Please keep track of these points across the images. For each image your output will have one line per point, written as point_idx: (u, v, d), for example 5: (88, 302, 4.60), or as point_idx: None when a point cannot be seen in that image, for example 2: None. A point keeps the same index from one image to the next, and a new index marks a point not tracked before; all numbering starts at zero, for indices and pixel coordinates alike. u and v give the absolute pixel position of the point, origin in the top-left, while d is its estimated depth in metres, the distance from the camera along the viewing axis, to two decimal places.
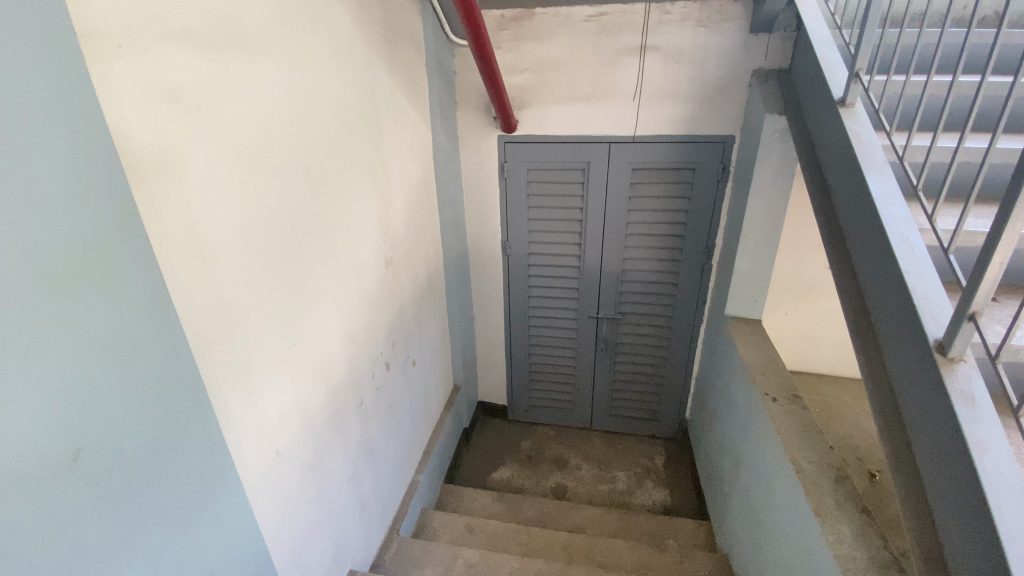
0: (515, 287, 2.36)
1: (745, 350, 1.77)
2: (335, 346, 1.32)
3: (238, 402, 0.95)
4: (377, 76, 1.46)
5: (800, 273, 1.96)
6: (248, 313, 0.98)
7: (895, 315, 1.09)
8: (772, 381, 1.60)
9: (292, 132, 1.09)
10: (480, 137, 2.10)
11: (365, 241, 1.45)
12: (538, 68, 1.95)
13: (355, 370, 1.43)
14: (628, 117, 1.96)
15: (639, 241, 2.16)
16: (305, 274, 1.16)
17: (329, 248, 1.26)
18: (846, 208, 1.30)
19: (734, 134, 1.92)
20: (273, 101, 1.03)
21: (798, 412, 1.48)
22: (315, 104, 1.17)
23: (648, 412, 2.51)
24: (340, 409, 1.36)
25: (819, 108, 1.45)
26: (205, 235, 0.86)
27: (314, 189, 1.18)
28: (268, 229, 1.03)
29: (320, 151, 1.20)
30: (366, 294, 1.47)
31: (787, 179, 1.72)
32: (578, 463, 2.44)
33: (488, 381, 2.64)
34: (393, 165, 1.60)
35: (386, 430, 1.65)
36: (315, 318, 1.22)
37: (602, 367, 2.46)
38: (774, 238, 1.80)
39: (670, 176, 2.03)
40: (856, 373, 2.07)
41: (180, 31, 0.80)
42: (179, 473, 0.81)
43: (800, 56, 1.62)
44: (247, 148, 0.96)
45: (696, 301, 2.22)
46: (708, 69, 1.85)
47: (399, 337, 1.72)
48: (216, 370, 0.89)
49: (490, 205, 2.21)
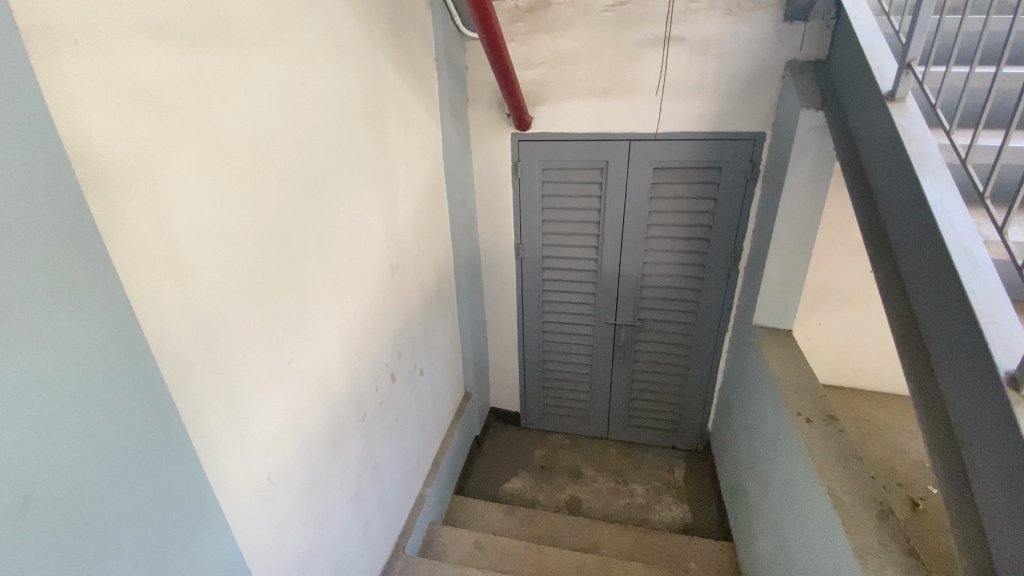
0: (530, 291, 2.26)
1: (775, 364, 1.64)
2: (336, 360, 1.24)
3: (224, 426, 0.88)
4: (381, 72, 1.37)
5: (836, 281, 1.82)
6: (237, 328, 0.91)
7: (955, 339, 0.96)
8: (806, 400, 1.47)
9: (286, 133, 1.01)
10: (492, 134, 2.00)
11: (368, 247, 1.36)
12: (554, 62, 1.84)
13: (357, 384, 1.35)
14: (650, 113, 1.84)
15: (661, 244, 2.04)
16: (298, 287, 1.08)
17: (328, 256, 1.18)
18: (894, 214, 1.17)
19: (766, 131, 1.79)
20: (265, 100, 0.95)
21: (835, 434, 1.36)
22: (314, 104, 1.09)
23: (667, 423, 2.39)
24: (341, 426, 1.28)
25: (864, 103, 1.32)
26: (184, 250, 0.78)
27: (311, 195, 1.10)
28: (258, 239, 0.95)
29: (317, 154, 1.11)
30: (370, 303, 1.39)
31: (825, 179, 1.59)
32: (594, 474, 2.34)
33: (500, 388, 2.55)
34: (399, 166, 1.51)
35: (392, 445, 1.58)
36: (312, 332, 1.14)
37: (619, 376, 2.35)
38: (807, 244, 1.67)
39: (694, 176, 1.91)
40: (894, 387, 1.93)
41: (155, 24, 0.72)
42: (151, 514, 0.73)
43: (842, 46, 1.48)
44: (235, 152, 0.88)
45: (721, 308, 2.09)
46: (737, 61, 1.72)
47: (405, 347, 1.63)
48: (196, 396, 0.82)
49: (503, 206, 2.11)
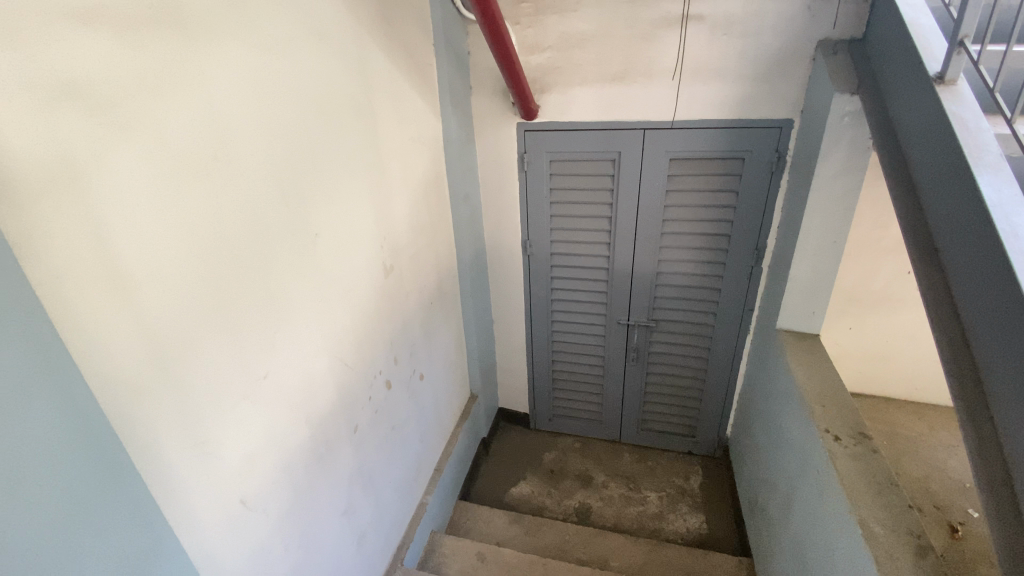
0: (538, 290, 2.16)
1: (800, 373, 1.51)
2: (321, 372, 1.16)
3: (185, 451, 0.81)
4: (370, 58, 1.26)
5: (870, 282, 1.67)
6: (200, 345, 0.83)
7: (1011, 361, 0.83)
8: (834, 415, 1.35)
9: (257, 130, 0.92)
10: (497, 124, 1.89)
11: (357, 250, 1.27)
12: (562, 45, 1.72)
13: (347, 395, 1.26)
14: (666, 100, 1.71)
15: (678, 240, 1.91)
16: (275, 296, 1.00)
17: (309, 261, 1.09)
18: (943, 213, 1.03)
19: (794, 118, 1.64)
20: (228, 93, 0.86)
21: (866, 455, 1.23)
22: (288, 97, 0.99)
23: (683, 427, 2.28)
24: (328, 440, 1.20)
25: (907, 86, 1.17)
26: (128, 266, 0.70)
27: (288, 196, 1.01)
28: (225, 246, 0.87)
29: (294, 151, 1.02)
30: (360, 309, 1.30)
31: (859, 171, 1.44)
32: (605, 480, 2.25)
33: (509, 388, 2.47)
34: (392, 160, 1.41)
35: (389, 454, 1.50)
36: (293, 343, 1.06)
37: (633, 378, 2.24)
38: (838, 241, 1.53)
39: (714, 167, 1.77)
40: (932, 397, 1.79)
41: (84, 9, 0.63)
42: (94, 560, 0.66)
43: (884, 22, 1.33)
44: (192, 152, 0.79)
45: (743, 309, 1.96)
46: (763, 41, 1.57)
47: (403, 352, 1.55)
48: (148, 424, 0.75)
49: (510, 199, 2.00)
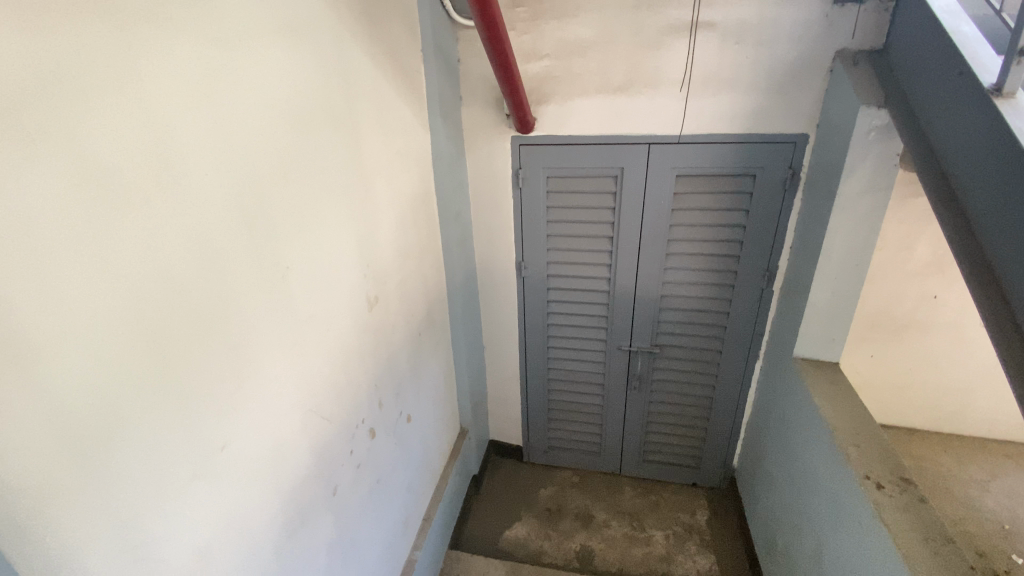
0: (533, 314, 2.01)
1: (827, 407, 1.39)
2: (293, 433, 0.97)
3: (108, 558, 0.62)
4: (351, 62, 1.10)
5: (894, 308, 1.63)
6: (135, 419, 0.65)
7: None
8: (872, 458, 1.23)
9: (212, 144, 0.74)
10: (489, 137, 1.74)
11: (338, 284, 1.09)
12: (561, 53, 1.58)
13: (326, 453, 1.08)
14: (673, 112, 1.59)
15: (683, 262, 1.79)
16: (239, 345, 0.82)
17: (280, 300, 0.91)
18: (1004, 237, 0.91)
19: (809, 133, 1.54)
20: (171, 99, 0.68)
21: (914, 505, 1.11)
22: (253, 107, 0.82)
23: (688, 458, 2.15)
24: (305, 510, 1.01)
25: (949, 99, 1.07)
26: (20, 327, 0.52)
27: (253, 224, 0.83)
28: (167, 290, 0.69)
29: (260, 170, 0.84)
30: (343, 352, 1.13)
31: (885, 191, 1.34)
32: (606, 518, 2.08)
33: (501, 419, 2.30)
34: (377, 177, 1.24)
35: (373, 512, 1.31)
36: (261, 400, 0.87)
37: (634, 407, 2.09)
38: (862, 266, 1.42)
39: (724, 185, 1.65)
40: (955, 428, 1.80)
41: None
42: None
43: (913, 31, 1.23)
44: (121, 171, 0.61)
45: (752, 333, 1.84)
46: (778, 52, 1.46)
47: (388, 395, 1.36)
48: (51, 536, 0.56)
49: (503, 217, 1.85)
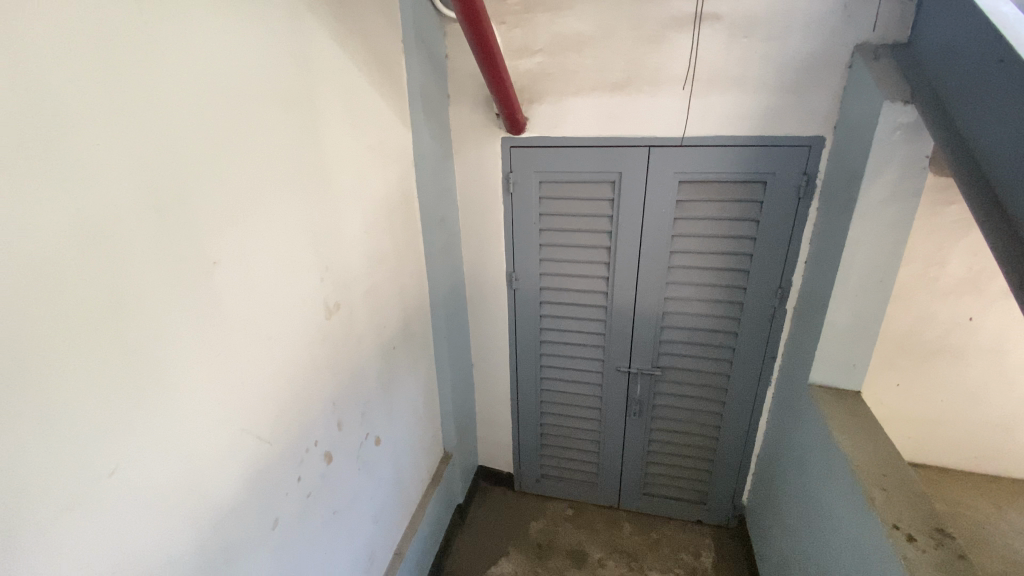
0: (525, 330, 1.87)
1: (847, 442, 1.22)
2: (217, 457, 0.83)
3: None
4: (311, 42, 1.00)
5: (922, 331, 1.47)
6: None
7: None
8: (902, 505, 1.05)
9: (113, 114, 0.63)
10: (479, 139, 1.63)
11: (287, 287, 0.98)
12: (554, 49, 1.48)
13: (263, 481, 0.94)
14: (676, 112, 1.46)
15: (687, 277, 1.64)
16: (139, 353, 0.69)
17: (203, 303, 0.79)
18: None
19: (826, 136, 1.40)
20: (56, 55, 0.56)
21: (953, 566, 0.93)
22: (176, 80, 0.71)
23: (692, 492, 1.96)
24: (231, 548, 0.87)
25: (989, 87, 0.93)
26: None
27: (165, 212, 0.71)
28: (33, 282, 0.56)
29: (180, 150, 0.73)
30: (290, 365, 1.00)
31: (913, 197, 1.19)
32: (601, 557, 1.90)
33: (491, 443, 2.14)
34: (341, 171, 1.13)
35: (329, 547, 1.17)
36: (171, 417, 0.74)
37: (634, 434, 1.92)
38: (886, 282, 1.27)
39: (731, 192, 1.51)
40: (994, 467, 1.61)
41: None
42: None
43: (945, 17, 1.10)
44: None
45: (763, 356, 1.67)
46: (790, 45, 1.34)
47: (351, 415, 1.23)
48: None
49: (492, 224, 1.73)
